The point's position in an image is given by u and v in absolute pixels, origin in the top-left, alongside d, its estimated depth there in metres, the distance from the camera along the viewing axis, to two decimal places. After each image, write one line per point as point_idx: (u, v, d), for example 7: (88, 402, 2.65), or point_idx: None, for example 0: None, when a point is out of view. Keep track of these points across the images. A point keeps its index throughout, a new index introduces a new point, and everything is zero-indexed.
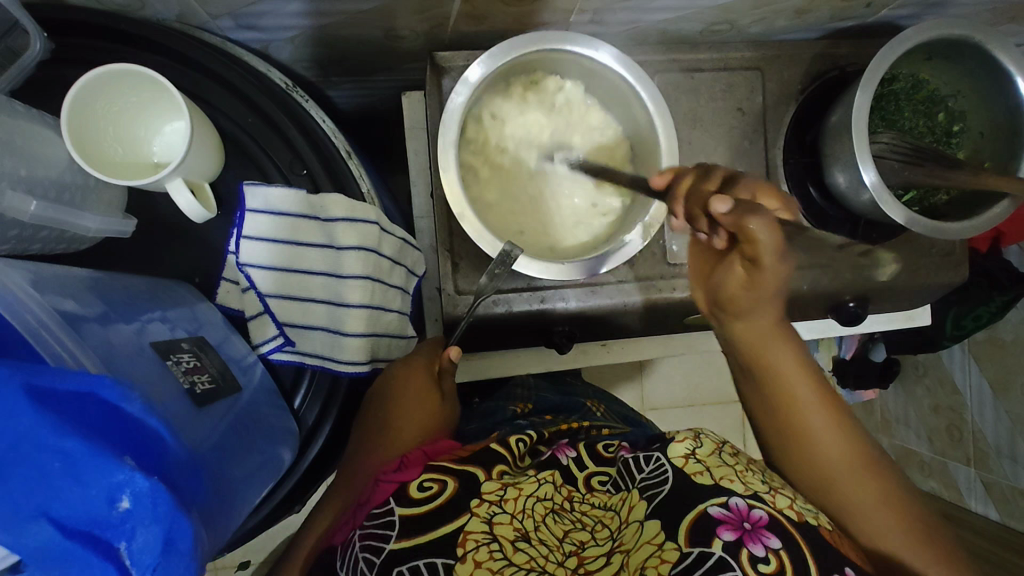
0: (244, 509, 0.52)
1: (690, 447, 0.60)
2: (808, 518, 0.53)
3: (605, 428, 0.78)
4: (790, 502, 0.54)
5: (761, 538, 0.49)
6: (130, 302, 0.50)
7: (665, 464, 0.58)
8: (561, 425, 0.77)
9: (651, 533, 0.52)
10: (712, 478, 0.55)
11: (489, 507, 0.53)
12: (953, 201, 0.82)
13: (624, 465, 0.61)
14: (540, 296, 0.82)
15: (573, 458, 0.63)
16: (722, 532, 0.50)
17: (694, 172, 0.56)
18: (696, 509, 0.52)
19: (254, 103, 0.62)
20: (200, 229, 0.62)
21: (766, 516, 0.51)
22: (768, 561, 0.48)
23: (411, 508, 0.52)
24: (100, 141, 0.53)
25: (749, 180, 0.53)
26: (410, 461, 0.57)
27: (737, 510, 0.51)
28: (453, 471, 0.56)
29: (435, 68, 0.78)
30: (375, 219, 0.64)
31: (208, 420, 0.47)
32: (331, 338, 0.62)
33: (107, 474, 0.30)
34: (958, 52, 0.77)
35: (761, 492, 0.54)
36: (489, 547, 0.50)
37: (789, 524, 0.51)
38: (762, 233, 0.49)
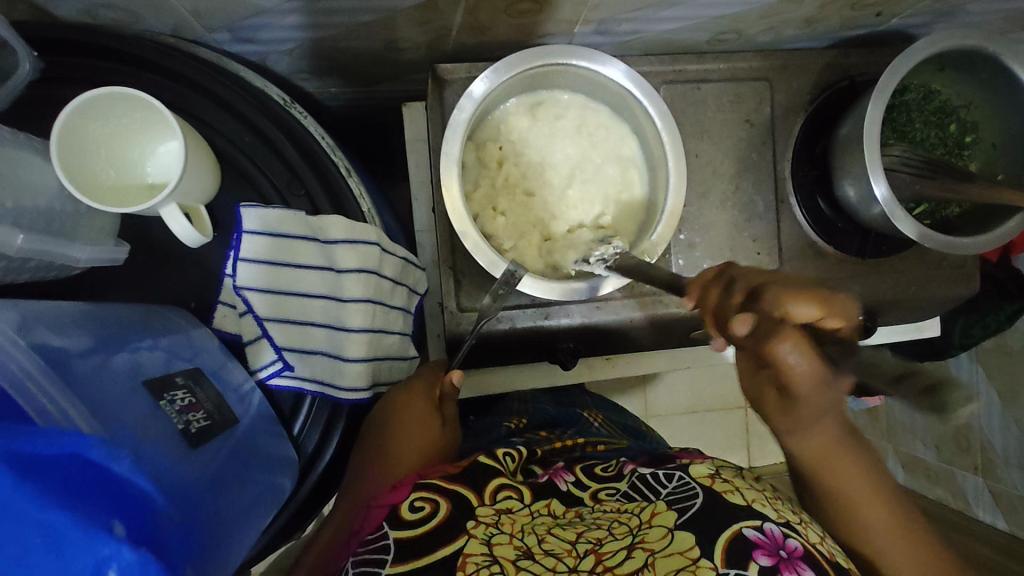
0: (241, 546, 0.50)
1: (715, 470, 0.59)
2: (839, 557, 0.51)
3: (601, 443, 0.74)
4: (821, 537, 0.52)
5: (797, 567, 0.47)
6: (121, 334, 0.48)
7: (689, 480, 0.57)
8: (556, 443, 0.73)
9: (684, 546, 0.49)
10: (744, 499, 0.54)
11: (485, 529, 0.52)
12: (965, 215, 0.80)
13: (643, 479, 0.59)
14: (545, 313, 0.80)
15: (573, 482, 0.62)
16: (758, 557, 0.48)
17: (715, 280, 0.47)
18: (734, 528, 0.50)
19: (251, 121, 0.61)
20: (196, 252, 0.61)
21: (801, 548, 0.49)
22: None
23: (404, 530, 0.51)
24: (91, 164, 0.52)
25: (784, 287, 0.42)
26: (404, 483, 0.56)
27: (772, 537, 0.49)
28: (446, 490, 0.54)
29: (437, 80, 0.76)
30: (375, 241, 0.63)
31: (203, 461, 0.45)
32: (331, 363, 0.60)
33: (93, 547, 0.29)
34: (971, 63, 0.76)
35: (793, 522, 0.52)
36: (490, 569, 0.47)
37: (824, 560, 0.49)
38: (798, 362, 0.42)
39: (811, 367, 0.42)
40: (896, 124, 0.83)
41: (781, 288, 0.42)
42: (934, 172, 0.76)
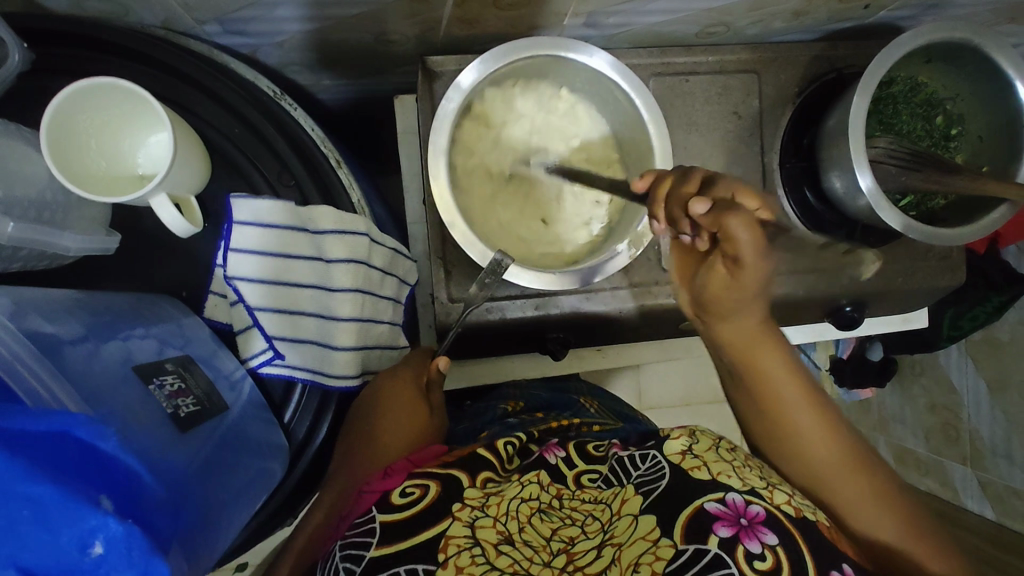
0: (233, 529, 0.51)
1: (686, 443, 0.59)
2: (806, 512, 0.53)
3: (596, 424, 0.76)
4: (787, 498, 0.53)
5: (757, 534, 0.49)
6: (111, 321, 0.49)
7: (661, 461, 0.57)
8: (551, 423, 0.74)
9: (646, 528, 0.51)
10: (709, 473, 0.54)
11: (471, 512, 0.52)
12: (951, 206, 0.81)
13: (619, 463, 0.60)
14: (534, 304, 0.81)
15: (562, 457, 0.62)
16: (717, 528, 0.49)
17: (673, 176, 0.56)
18: (694, 504, 0.51)
19: (240, 113, 0.61)
20: (186, 243, 0.61)
21: (763, 512, 0.50)
22: (764, 558, 0.47)
23: (390, 514, 0.52)
24: (83, 156, 0.53)
25: (727, 180, 0.51)
26: (395, 469, 0.57)
27: (733, 506, 0.51)
28: (434, 475, 0.55)
29: (427, 72, 0.77)
30: (364, 231, 0.64)
31: (192, 445, 0.46)
32: (321, 352, 0.61)
33: (79, 519, 0.30)
34: (956, 56, 0.76)
35: (757, 487, 0.53)
36: (472, 552, 0.49)
37: (786, 520, 0.50)
38: (740, 233, 0.48)
39: (752, 241, 0.48)
40: (883, 116, 0.84)
41: (702, 194, 0.52)
42: (920, 164, 0.77)
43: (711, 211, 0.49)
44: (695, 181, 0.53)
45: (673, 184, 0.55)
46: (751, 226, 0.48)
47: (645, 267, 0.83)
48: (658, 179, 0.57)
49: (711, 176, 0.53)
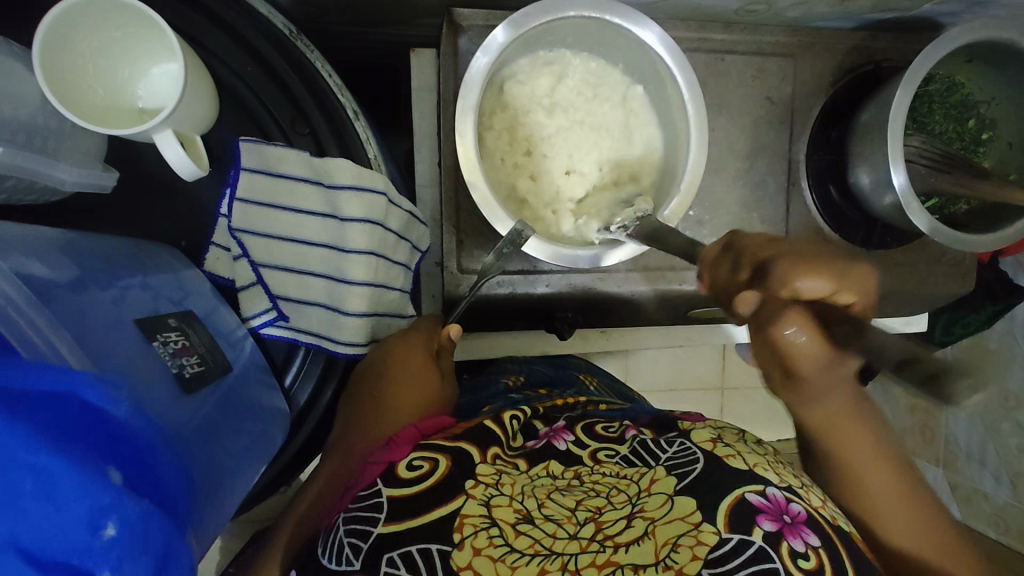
0: (237, 495, 0.48)
1: (714, 432, 0.57)
2: (841, 521, 0.51)
3: (604, 403, 0.74)
4: (822, 501, 0.51)
5: (801, 533, 0.46)
6: (106, 267, 0.45)
7: (691, 447, 0.54)
8: (556, 400, 0.72)
9: (684, 511, 0.48)
10: (746, 464, 0.52)
11: (485, 489, 0.49)
12: (973, 211, 0.80)
13: (640, 446, 0.56)
14: (544, 281, 0.78)
15: (572, 441, 0.58)
16: (762, 522, 0.46)
17: (718, 252, 0.50)
18: (735, 493, 0.48)
19: (255, 50, 0.56)
20: (189, 188, 0.57)
21: (803, 512, 0.48)
22: (808, 557, 0.45)
23: (399, 488, 0.48)
24: (79, 82, 0.47)
25: (786, 262, 0.45)
26: (401, 440, 0.54)
27: (775, 501, 0.48)
28: (443, 447, 0.52)
29: (452, 26, 0.72)
30: (382, 189, 0.58)
31: (194, 407, 0.42)
32: (329, 315, 0.58)
33: (90, 497, 0.27)
34: (1001, 56, 0.74)
35: (796, 486, 0.51)
36: (488, 533, 0.46)
37: (828, 527, 0.48)
38: (809, 288, 0.44)
39: (811, 345, 0.42)
40: (916, 114, 0.82)
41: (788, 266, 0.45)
42: (952, 166, 0.76)
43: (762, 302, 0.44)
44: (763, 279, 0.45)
45: (718, 258, 0.49)
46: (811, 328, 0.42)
47: (661, 251, 0.81)
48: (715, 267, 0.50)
49: (766, 258, 0.46)
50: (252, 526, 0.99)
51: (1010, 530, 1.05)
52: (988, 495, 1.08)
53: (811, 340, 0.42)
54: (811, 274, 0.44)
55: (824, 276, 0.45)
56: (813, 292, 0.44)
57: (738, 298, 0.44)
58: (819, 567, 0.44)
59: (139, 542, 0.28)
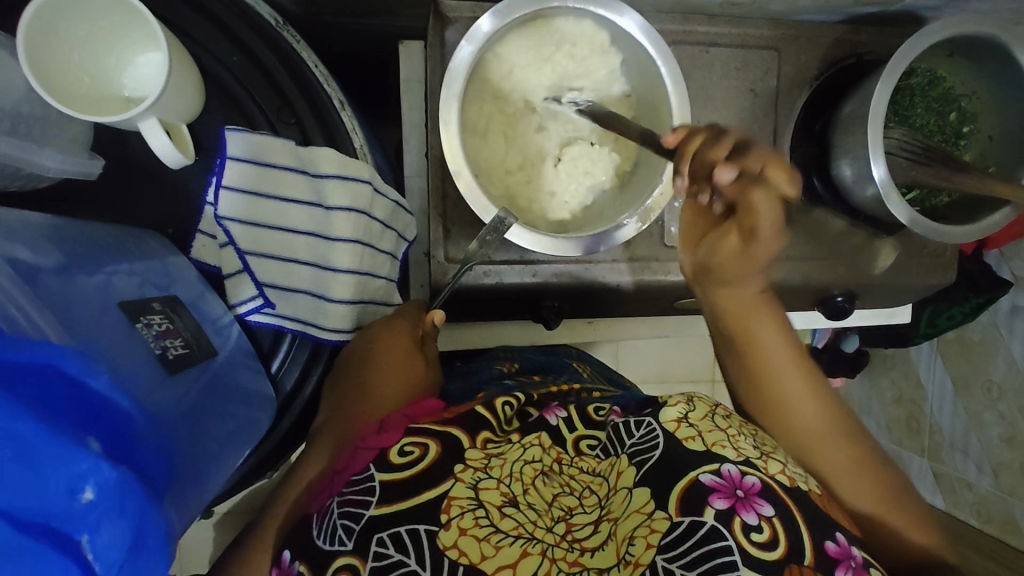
0: (221, 478, 0.48)
1: (682, 411, 0.56)
2: (800, 483, 0.51)
3: (597, 390, 0.74)
4: (781, 466, 0.52)
5: (754, 505, 0.47)
6: (92, 252, 0.46)
7: (656, 429, 0.54)
8: (550, 387, 0.72)
9: (640, 501, 0.49)
10: (704, 444, 0.51)
11: (473, 473, 0.50)
12: (954, 204, 0.81)
13: (614, 429, 0.56)
14: (532, 270, 0.79)
15: (562, 418, 0.58)
16: (716, 500, 0.47)
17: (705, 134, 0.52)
18: (689, 476, 0.49)
19: (241, 40, 0.57)
20: (176, 176, 0.57)
21: (758, 484, 0.48)
22: (761, 529, 0.46)
23: (391, 473, 0.49)
24: (64, 70, 0.48)
25: (760, 151, 0.52)
26: (392, 424, 0.54)
27: (729, 477, 0.48)
28: (435, 433, 0.52)
29: (439, 17, 0.72)
30: (368, 178, 0.60)
31: (178, 389, 0.43)
32: (315, 302, 0.59)
33: (69, 463, 0.28)
34: (980, 51, 0.75)
35: (752, 458, 0.51)
36: (475, 514, 0.47)
37: (779, 489, 0.49)
38: (762, 205, 0.52)
39: (772, 211, 0.53)
40: (898, 107, 0.83)
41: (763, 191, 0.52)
42: (930, 158, 0.77)
43: (736, 178, 0.51)
44: (728, 148, 0.51)
45: (703, 144, 0.51)
46: (772, 202, 0.52)
47: (647, 242, 0.82)
48: (692, 133, 0.53)
49: (742, 142, 0.53)
50: (245, 512, 1.01)
51: (992, 519, 1.07)
52: (970, 483, 1.09)
53: (767, 203, 0.52)
54: (778, 167, 0.51)
55: (782, 172, 0.51)
56: (767, 216, 0.53)
57: (722, 166, 0.51)
58: (772, 537, 0.46)
59: (115, 506, 0.29)
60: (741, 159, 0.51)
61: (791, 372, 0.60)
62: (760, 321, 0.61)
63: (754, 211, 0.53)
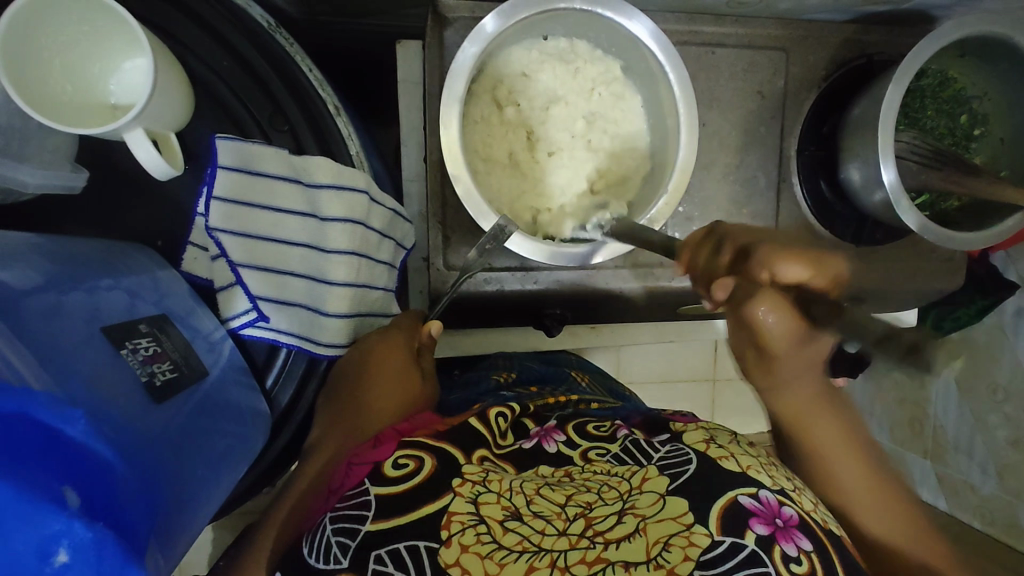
0: (211, 506, 0.47)
1: (709, 434, 0.56)
2: (832, 524, 0.50)
3: (596, 403, 0.73)
4: (814, 505, 0.51)
5: (793, 537, 0.46)
6: (73, 271, 0.44)
7: (683, 448, 0.53)
8: (547, 398, 0.70)
9: (676, 511, 0.47)
10: (738, 465, 0.51)
11: (473, 487, 0.48)
12: (964, 208, 0.79)
13: (631, 445, 0.55)
14: (532, 278, 0.78)
15: (562, 442, 0.56)
16: (755, 525, 0.46)
17: (704, 244, 0.56)
18: (728, 495, 0.47)
19: (233, 45, 0.54)
20: (165, 187, 0.55)
21: (796, 516, 0.47)
22: (801, 561, 0.44)
23: (385, 487, 0.48)
24: (45, 75, 0.46)
25: (760, 257, 0.51)
26: (385, 438, 0.52)
27: (768, 504, 0.47)
28: (429, 446, 0.51)
29: (438, 17, 0.70)
30: (364, 188, 0.58)
31: (166, 417, 0.41)
32: (311, 316, 0.57)
33: (44, 523, 0.28)
34: (991, 52, 0.73)
35: (788, 489, 0.50)
36: (477, 529, 0.45)
37: (818, 529, 0.47)
38: (769, 319, 0.50)
39: (787, 329, 0.50)
40: (909, 109, 0.80)
41: (769, 251, 0.51)
42: (942, 160, 0.76)
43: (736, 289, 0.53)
44: (729, 253, 0.53)
45: (706, 257, 0.54)
46: (780, 306, 0.50)
47: (650, 247, 0.80)
48: (694, 257, 0.55)
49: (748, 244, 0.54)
50: (241, 519, 0.99)
51: (996, 522, 1.06)
52: (975, 488, 1.08)
53: (780, 322, 0.50)
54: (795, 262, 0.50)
55: (802, 264, 0.50)
56: (791, 274, 0.50)
57: (717, 284, 0.53)
58: (811, 571, 0.44)
59: (93, 561, 0.28)
60: (742, 269, 0.52)
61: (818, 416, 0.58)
62: (805, 378, 0.56)
63: (768, 330, 0.51)
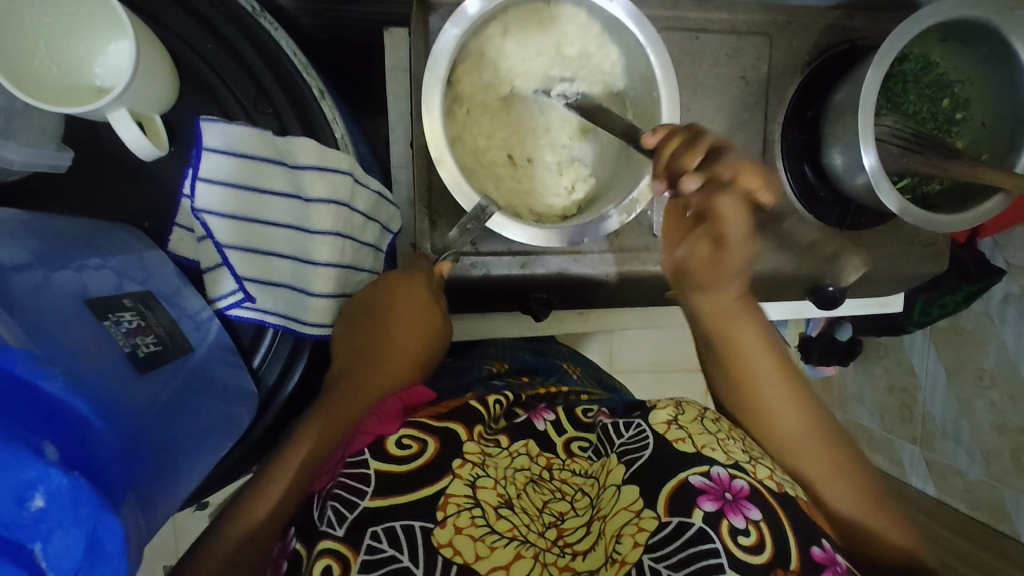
0: (194, 479, 0.48)
1: (671, 414, 0.55)
2: (788, 488, 0.50)
3: (586, 394, 0.73)
4: (770, 472, 0.50)
5: (741, 509, 0.46)
6: (60, 248, 0.45)
7: (646, 430, 0.54)
8: (539, 389, 0.71)
9: (629, 499, 0.48)
10: (693, 446, 0.51)
11: (472, 470, 0.49)
12: (945, 191, 0.81)
13: (604, 430, 0.56)
14: (520, 262, 0.78)
15: (551, 422, 0.59)
16: (704, 502, 0.46)
17: (681, 139, 0.50)
18: (677, 478, 0.48)
19: (216, 28, 0.55)
20: (150, 169, 0.56)
21: (747, 487, 0.47)
22: (748, 533, 0.45)
23: (386, 464, 0.48)
24: (29, 57, 0.47)
25: (732, 161, 0.48)
26: (390, 414, 0.54)
27: (718, 480, 0.47)
28: (432, 428, 0.52)
29: (423, 3, 0.71)
30: (348, 170, 0.59)
31: (151, 388, 0.43)
32: (297, 296, 0.58)
33: (23, 467, 0.29)
34: (972, 36, 0.74)
35: (741, 462, 0.50)
36: (472, 512, 0.46)
37: (767, 494, 0.47)
38: (727, 210, 0.48)
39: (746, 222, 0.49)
40: (891, 93, 0.82)
41: (732, 161, 0.48)
42: (920, 145, 0.75)
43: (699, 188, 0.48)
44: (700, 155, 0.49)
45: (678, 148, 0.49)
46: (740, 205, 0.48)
47: (636, 232, 0.81)
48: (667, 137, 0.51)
49: (717, 146, 0.49)
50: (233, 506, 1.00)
51: (982, 506, 1.06)
52: (961, 473, 1.09)
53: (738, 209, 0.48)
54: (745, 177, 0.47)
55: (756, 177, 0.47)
56: (739, 201, 0.48)
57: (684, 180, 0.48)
58: (759, 543, 0.44)
59: (70, 511, 0.30)
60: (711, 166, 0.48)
61: (771, 375, 0.58)
62: (742, 325, 0.58)
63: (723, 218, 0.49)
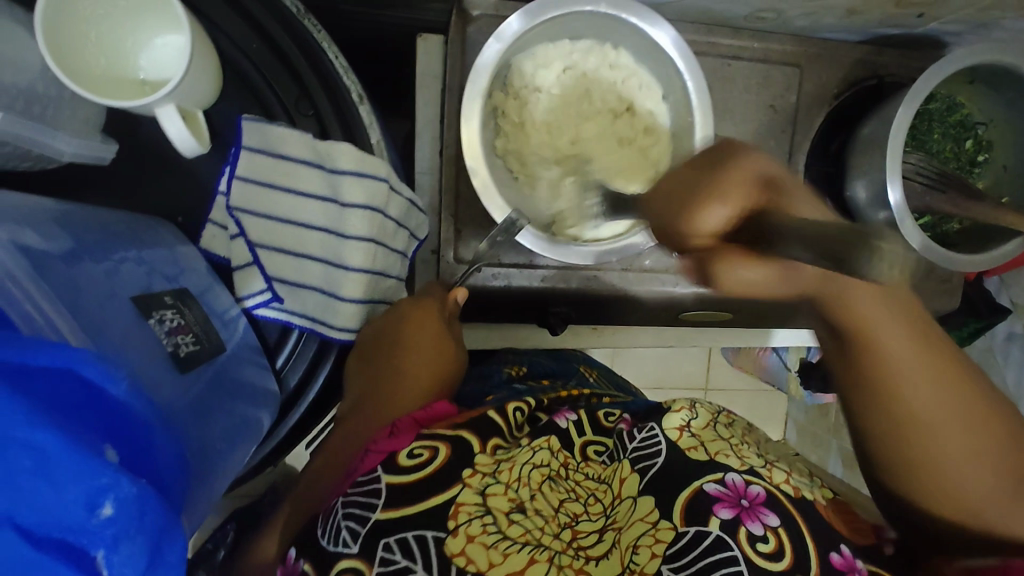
0: (221, 479, 0.48)
1: (686, 417, 0.56)
2: (804, 491, 0.52)
3: (607, 397, 0.73)
4: (786, 476, 0.53)
5: (759, 515, 0.48)
6: (102, 240, 0.45)
7: (658, 434, 0.55)
8: (561, 391, 0.71)
9: (644, 510, 0.50)
10: (707, 453, 0.53)
11: (482, 478, 0.48)
12: (964, 231, 0.81)
13: (619, 436, 0.57)
14: (539, 275, 0.78)
15: (573, 421, 0.57)
16: (719, 509, 0.48)
17: None
18: (694, 485, 0.50)
19: (262, 27, 0.55)
20: (187, 163, 0.56)
21: (762, 493, 0.49)
22: (767, 539, 0.47)
23: (398, 476, 0.48)
24: (80, 47, 0.47)
25: None
26: (403, 428, 0.53)
27: (733, 487, 0.50)
28: (442, 436, 0.51)
29: (462, 14, 0.72)
30: (386, 177, 0.58)
31: (184, 387, 0.43)
32: (325, 299, 0.57)
33: (89, 476, 0.28)
34: (1000, 81, 0.75)
35: (755, 466, 0.52)
36: (483, 520, 0.46)
37: (784, 498, 0.50)
38: None
39: None
40: (916, 131, 0.82)
41: None
42: (943, 183, 0.76)
43: None
44: None
45: None
46: None
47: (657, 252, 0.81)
48: None
49: None
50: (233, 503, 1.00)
51: None
52: None
53: None
54: None
55: None
56: None
57: None
58: (777, 548, 0.47)
59: (134, 518, 0.29)
60: None
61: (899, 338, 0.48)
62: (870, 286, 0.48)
63: None
